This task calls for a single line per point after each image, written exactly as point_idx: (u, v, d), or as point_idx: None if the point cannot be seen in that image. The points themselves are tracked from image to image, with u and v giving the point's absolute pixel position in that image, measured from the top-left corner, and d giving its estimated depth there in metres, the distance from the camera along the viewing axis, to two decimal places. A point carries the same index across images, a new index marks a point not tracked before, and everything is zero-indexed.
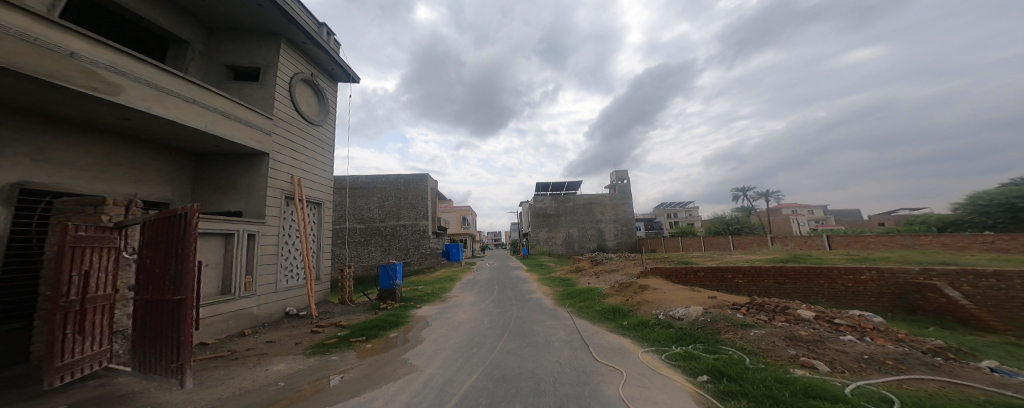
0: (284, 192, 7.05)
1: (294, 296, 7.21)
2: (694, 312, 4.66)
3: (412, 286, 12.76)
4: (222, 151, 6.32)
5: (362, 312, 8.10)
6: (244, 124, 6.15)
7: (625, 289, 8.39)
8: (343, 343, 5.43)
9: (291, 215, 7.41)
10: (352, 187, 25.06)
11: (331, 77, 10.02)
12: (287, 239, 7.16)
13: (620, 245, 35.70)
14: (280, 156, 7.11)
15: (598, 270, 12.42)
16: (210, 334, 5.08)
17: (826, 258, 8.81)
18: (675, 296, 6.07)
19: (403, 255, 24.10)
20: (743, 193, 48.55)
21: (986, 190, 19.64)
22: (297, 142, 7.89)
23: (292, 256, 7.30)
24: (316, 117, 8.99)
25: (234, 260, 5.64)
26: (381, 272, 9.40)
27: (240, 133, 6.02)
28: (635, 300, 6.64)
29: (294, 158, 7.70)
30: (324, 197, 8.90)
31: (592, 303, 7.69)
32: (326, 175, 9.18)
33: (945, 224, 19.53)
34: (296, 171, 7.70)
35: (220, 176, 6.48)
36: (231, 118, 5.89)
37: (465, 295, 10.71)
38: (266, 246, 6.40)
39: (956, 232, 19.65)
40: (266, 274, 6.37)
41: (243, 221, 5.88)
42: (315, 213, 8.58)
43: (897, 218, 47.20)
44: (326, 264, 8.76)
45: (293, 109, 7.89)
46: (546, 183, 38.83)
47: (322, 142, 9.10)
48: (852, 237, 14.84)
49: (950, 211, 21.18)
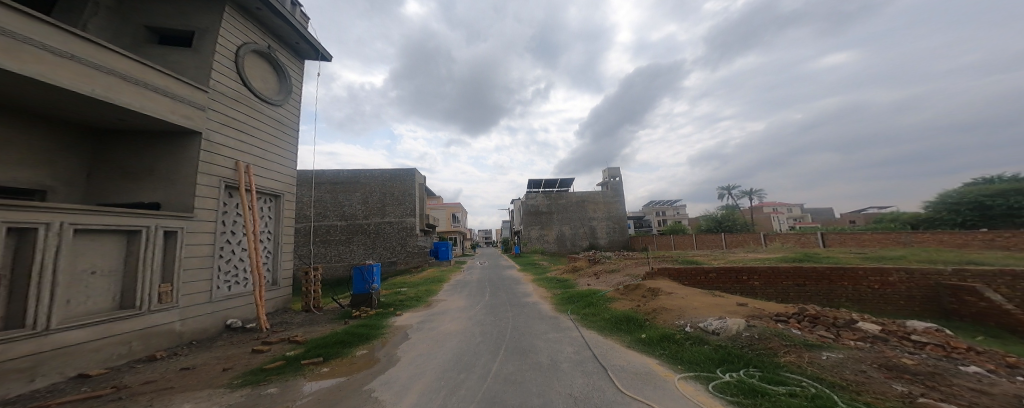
0: (225, 182, 5.82)
1: (238, 305, 5.98)
2: (734, 324, 3.80)
3: (394, 289, 11.58)
4: (131, 127, 5.11)
5: (328, 322, 6.93)
6: (158, 93, 4.96)
7: (632, 292, 7.61)
8: (291, 367, 4.28)
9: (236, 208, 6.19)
10: (332, 182, 23.38)
11: (297, 53, 8.69)
12: (227, 238, 5.89)
13: (611, 243, 35.49)
14: (219, 137, 5.87)
15: (597, 270, 11.63)
16: (97, 361, 3.89)
17: (839, 257, 8.37)
18: (698, 303, 5.24)
19: (387, 254, 22.71)
20: (729, 192, 49.51)
21: (960, 189, 20.26)
22: (247, 122, 6.64)
23: (235, 259, 6.04)
24: (274, 97, 7.67)
25: (141, 265, 4.39)
26: (356, 275, 8.21)
27: (153, 103, 4.85)
28: (648, 307, 5.82)
29: (243, 140, 6.48)
30: (284, 188, 7.64)
31: (598, 309, 6.81)
32: (289, 162, 7.96)
33: (920, 223, 20.02)
34: (245, 157, 6.49)
35: (127, 159, 5.24)
36: (139, 85, 4.73)
37: (453, 299, 9.66)
38: (193, 246, 5.15)
39: (931, 229, 20.14)
40: (194, 281, 5.13)
41: (157, 214, 4.61)
42: (271, 207, 7.33)
43: (869, 216, 49.38)
44: (287, 266, 7.51)
45: (240, 84, 6.58)
46: (537, 180, 37.89)
47: (283, 125, 7.83)
48: (848, 235, 14.80)
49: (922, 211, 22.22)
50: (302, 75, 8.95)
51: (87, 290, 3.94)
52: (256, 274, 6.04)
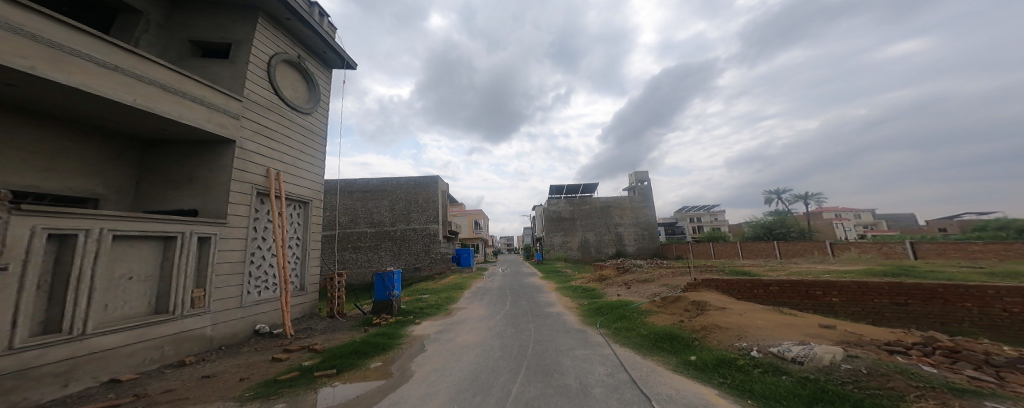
0: (257, 188, 5.90)
1: (267, 310, 5.95)
2: (826, 353, 2.88)
3: (416, 295, 11.44)
4: (175, 136, 5.27)
5: (350, 329, 6.78)
6: (197, 103, 5.08)
7: (672, 305, 6.65)
8: (304, 379, 4.02)
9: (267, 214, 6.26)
10: (363, 190, 24.33)
11: (324, 62, 8.98)
12: (257, 244, 5.92)
13: (642, 251, 33.39)
14: (252, 144, 6.01)
15: (627, 279, 10.64)
16: (129, 367, 3.82)
17: (944, 272, 6.80)
18: (761, 320, 4.27)
19: (413, 260, 23.03)
20: (778, 195, 44.98)
21: None
22: (278, 130, 6.81)
23: (265, 264, 6.06)
24: (303, 105, 7.89)
25: (175, 271, 4.39)
26: (377, 281, 8.12)
27: (192, 112, 4.96)
28: (695, 323, 4.92)
29: (274, 148, 6.64)
30: (312, 194, 7.75)
31: (632, 324, 5.97)
32: (317, 169, 8.12)
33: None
34: (276, 164, 6.63)
35: (171, 168, 5.41)
36: (179, 95, 4.84)
37: (474, 307, 9.22)
38: (225, 252, 5.16)
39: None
40: (225, 287, 5.12)
41: (192, 220, 4.63)
42: (300, 212, 7.42)
43: (959, 222, 42.17)
44: (313, 271, 7.53)
45: (272, 92, 6.79)
46: (561, 186, 36.92)
47: (311, 132, 8.02)
48: (950, 246, 12.35)
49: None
50: (330, 83, 9.22)
51: (123, 295, 3.91)
52: (284, 280, 5.99)
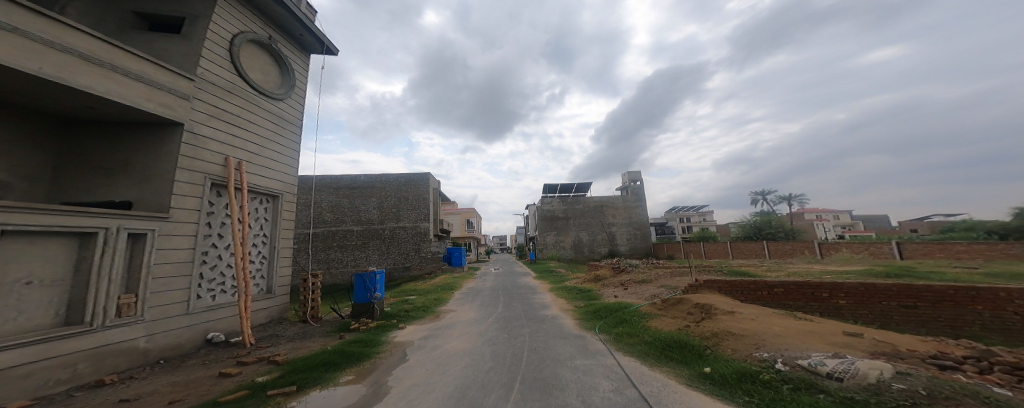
0: (212, 179, 5.18)
1: (223, 317, 5.28)
2: (871, 369, 2.48)
3: (402, 296, 10.82)
4: (104, 117, 4.52)
5: (322, 335, 6.17)
6: (134, 79, 4.33)
7: (675, 309, 6.31)
8: (255, 398, 3.42)
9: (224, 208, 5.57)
10: (350, 187, 23.33)
11: (303, 48, 8.31)
12: (211, 242, 5.22)
13: (634, 250, 33.47)
14: (208, 130, 5.30)
15: (624, 280, 10.31)
16: (24, 391, 3.09)
17: (945, 274, 6.66)
18: (779, 327, 3.91)
19: (403, 259, 22.25)
20: (764, 197, 46.04)
21: None
22: (241, 116, 6.09)
23: (222, 265, 5.36)
24: (275, 90, 7.15)
25: (96, 274, 3.67)
26: (357, 282, 7.53)
27: (124, 89, 4.18)
28: (706, 330, 4.53)
29: (237, 135, 5.93)
30: (283, 188, 7.03)
31: (635, 328, 5.57)
32: (291, 161, 7.43)
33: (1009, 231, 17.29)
34: (239, 153, 5.92)
35: (102, 153, 4.65)
36: (106, 67, 4.03)
37: (464, 309, 8.70)
38: (166, 251, 4.45)
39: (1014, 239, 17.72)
40: (166, 292, 4.43)
41: (121, 214, 3.91)
42: (268, 208, 6.70)
43: (931, 223, 44.21)
44: (284, 272, 6.87)
45: (235, 73, 6.05)
46: (556, 186, 36.58)
47: (284, 120, 7.29)
48: (932, 245, 12.68)
49: (1000, 219, 19.54)
50: (308, 69, 8.50)
51: (19, 304, 3.23)
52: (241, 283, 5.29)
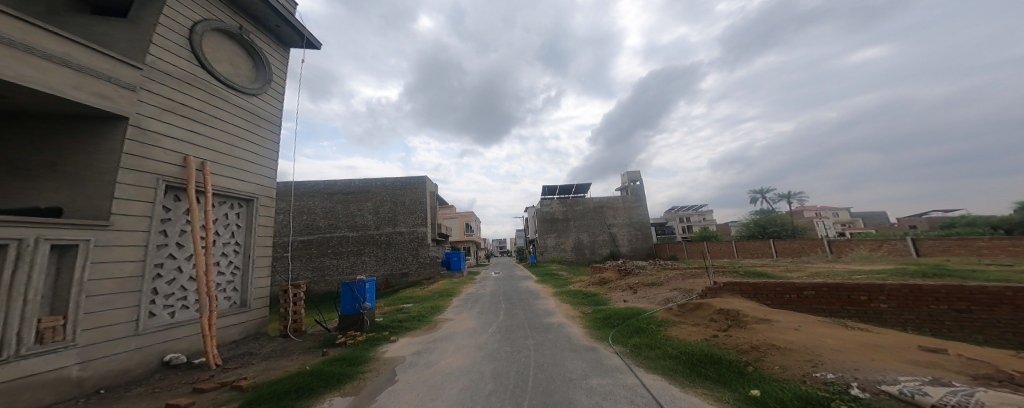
0: (166, 181, 4.64)
1: (179, 337, 4.60)
2: (1001, 404, 1.87)
3: (396, 305, 10.14)
4: (28, 111, 3.87)
5: (302, 352, 5.48)
6: (62, 64, 3.73)
7: (694, 315, 5.74)
8: None
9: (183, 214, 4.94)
10: (344, 192, 22.61)
11: (282, 41, 7.75)
12: (166, 253, 4.63)
13: (635, 251, 32.96)
14: (160, 125, 4.76)
15: (631, 282, 9.71)
16: None
17: (984, 272, 6.14)
18: (832, 339, 3.26)
19: (400, 265, 21.48)
20: (764, 195, 45.89)
21: None
22: (204, 111, 5.54)
23: (181, 279, 4.79)
24: (246, 85, 6.58)
25: (8, 293, 3.01)
26: (345, 293, 6.86)
27: (45, 74, 3.56)
28: (739, 339, 3.94)
29: (199, 132, 5.37)
30: (257, 191, 6.38)
31: (654, 338, 4.95)
32: (267, 162, 6.82)
33: None
34: (203, 152, 5.35)
35: (26, 152, 3.97)
36: (20, 49, 3.38)
37: (462, 318, 8.05)
38: (107, 265, 3.85)
39: None
40: (104, 311, 3.77)
41: (40, 222, 3.27)
42: (240, 213, 6.05)
43: (929, 219, 44.23)
44: (261, 283, 6.19)
45: (194, 64, 5.52)
46: (555, 188, 36.04)
47: (256, 117, 6.69)
48: (955, 245, 12.15)
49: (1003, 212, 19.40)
50: (286, 64, 7.93)
51: None
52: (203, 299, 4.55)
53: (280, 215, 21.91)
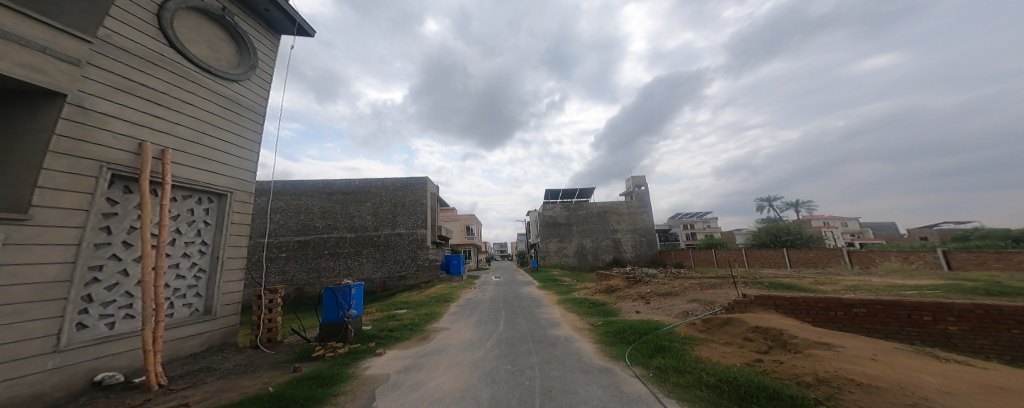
0: (112, 169, 3.95)
1: (116, 352, 3.92)
2: None
3: (389, 311, 9.42)
4: None
5: (269, 368, 4.76)
6: None
7: (722, 331, 4.97)
8: None
9: (133, 209, 4.25)
10: (343, 192, 22.03)
11: (273, 27, 7.17)
12: (108, 253, 3.96)
13: (639, 258, 32.15)
14: (110, 106, 4.08)
15: (642, 291, 8.94)
16: None
17: None
18: (933, 377, 2.54)
19: (398, 268, 20.77)
20: (770, 203, 45.17)
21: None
22: (170, 93, 4.86)
23: (126, 284, 4.12)
24: (225, 69, 5.92)
25: None
26: (327, 298, 6.15)
27: None
28: (790, 367, 3.18)
29: (162, 117, 4.69)
30: (232, 184, 5.70)
31: (680, 361, 4.17)
32: (246, 153, 6.16)
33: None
34: (165, 139, 4.67)
35: None
36: None
37: (458, 328, 7.30)
38: (19, 267, 3.16)
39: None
40: (14, 324, 3.09)
41: None
42: (210, 209, 5.36)
43: (940, 230, 43.23)
44: (230, 288, 5.48)
45: (159, 42, 4.85)
46: (558, 192, 35.28)
47: (235, 104, 6.02)
48: (984, 256, 11.37)
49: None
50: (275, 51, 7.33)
51: None
52: (149, 305, 3.80)
53: (276, 214, 21.25)
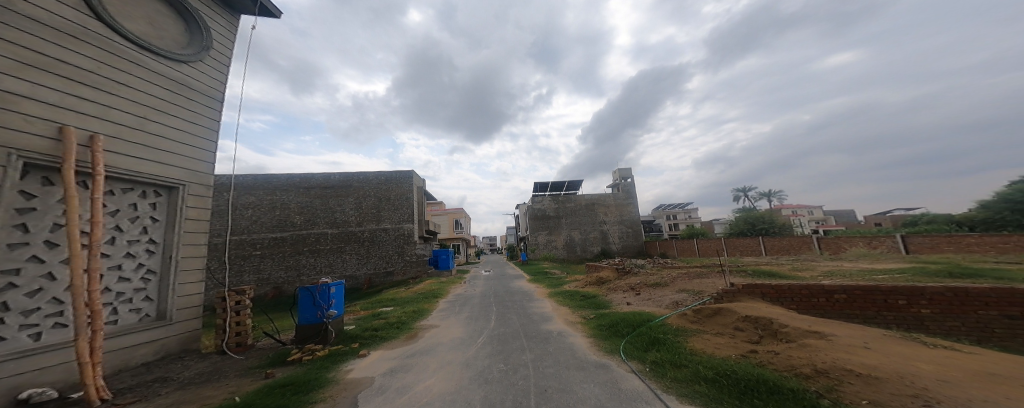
0: (25, 159, 3.62)
1: (45, 367, 3.60)
2: None
3: (374, 309, 9.08)
4: None
5: (237, 375, 4.38)
6: None
7: (713, 322, 5.01)
8: None
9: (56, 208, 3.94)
10: (323, 186, 21.00)
11: (227, 6, 6.67)
12: (27, 255, 3.66)
13: (625, 249, 32.77)
14: (19, 84, 3.72)
15: (632, 282, 8.99)
16: None
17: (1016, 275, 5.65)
18: (924, 363, 2.58)
19: (383, 264, 20.17)
20: (748, 194, 47.03)
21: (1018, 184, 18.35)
22: (99, 73, 4.50)
23: (53, 289, 3.83)
24: (171, 50, 5.53)
25: None
26: (303, 299, 5.77)
27: None
28: (787, 358, 3.16)
29: (91, 100, 4.35)
30: (181, 176, 5.38)
31: (676, 354, 4.14)
32: (199, 142, 5.86)
33: (982, 224, 17.97)
34: (95, 123, 4.33)
35: None
36: None
37: (447, 325, 7.07)
38: None
39: (991, 230, 18.21)
40: None
41: None
42: (158, 203, 5.07)
43: (898, 217, 46.46)
44: (187, 291, 5.22)
45: (86, 16, 4.45)
46: (546, 184, 35.23)
47: (183, 89, 5.65)
48: (943, 239, 12.15)
49: (975, 209, 20.15)
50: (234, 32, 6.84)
51: None
52: (82, 313, 3.37)
53: (249, 210, 20.09)
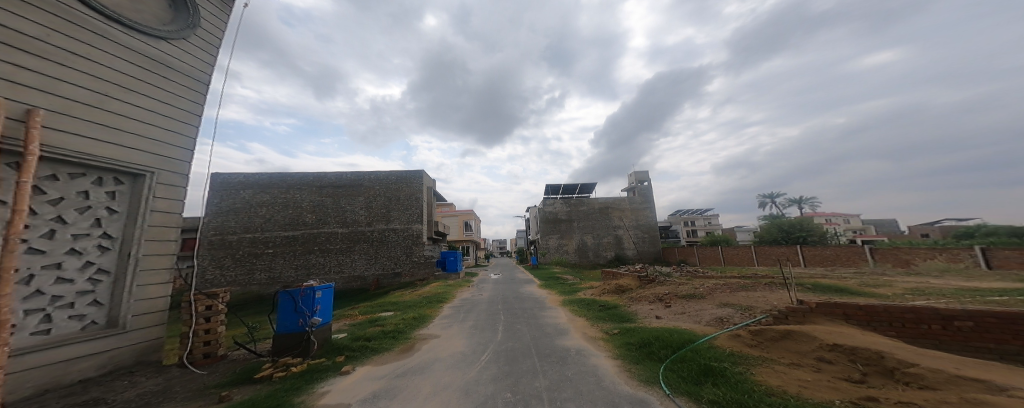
0: None
1: None
2: None
3: (372, 314, 8.27)
4: None
5: (187, 397, 3.58)
6: None
7: (781, 348, 3.89)
8: None
9: None
10: (334, 185, 20.71)
11: None
12: None
13: (643, 255, 31.17)
14: None
15: (660, 292, 7.85)
16: None
17: None
18: None
19: (393, 265, 19.58)
20: (773, 200, 44.60)
21: None
22: (49, 41, 3.69)
23: None
24: (148, 20, 4.75)
25: None
26: (283, 304, 5.01)
27: None
28: None
29: (34, 69, 3.53)
30: (151, 162, 4.62)
31: (742, 391, 3.05)
32: (176, 125, 5.08)
33: None
34: (37, 97, 3.50)
35: None
36: None
37: (448, 336, 6.15)
38: None
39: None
40: None
41: None
42: (119, 194, 4.31)
43: (943, 228, 42.81)
44: (150, 293, 4.44)
45: None
46: (560, 186, 34.19)
47: (161, 64, 4.88)
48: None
49: None
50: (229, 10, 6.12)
51: None
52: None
53: (262, 208, 19.93)
